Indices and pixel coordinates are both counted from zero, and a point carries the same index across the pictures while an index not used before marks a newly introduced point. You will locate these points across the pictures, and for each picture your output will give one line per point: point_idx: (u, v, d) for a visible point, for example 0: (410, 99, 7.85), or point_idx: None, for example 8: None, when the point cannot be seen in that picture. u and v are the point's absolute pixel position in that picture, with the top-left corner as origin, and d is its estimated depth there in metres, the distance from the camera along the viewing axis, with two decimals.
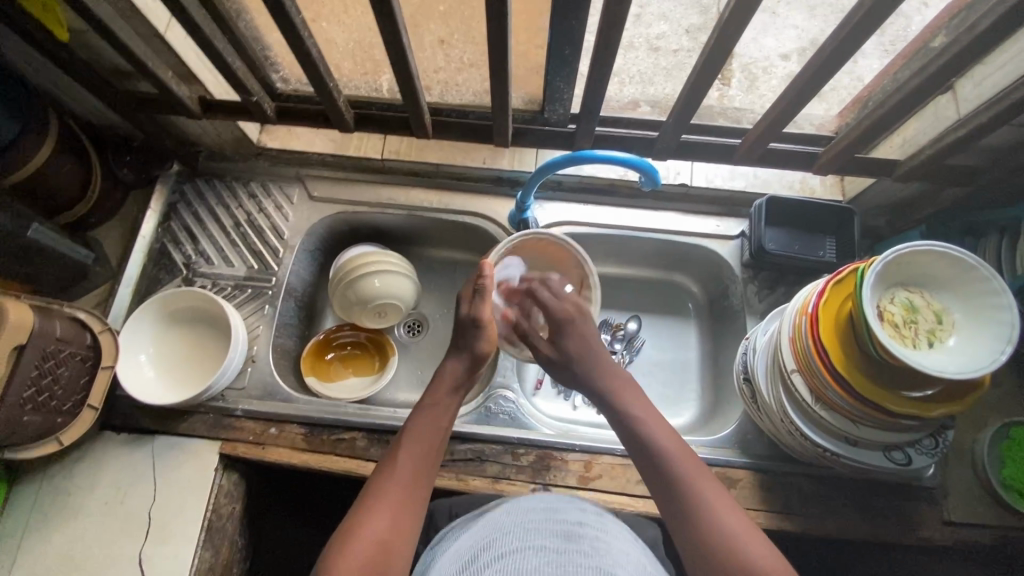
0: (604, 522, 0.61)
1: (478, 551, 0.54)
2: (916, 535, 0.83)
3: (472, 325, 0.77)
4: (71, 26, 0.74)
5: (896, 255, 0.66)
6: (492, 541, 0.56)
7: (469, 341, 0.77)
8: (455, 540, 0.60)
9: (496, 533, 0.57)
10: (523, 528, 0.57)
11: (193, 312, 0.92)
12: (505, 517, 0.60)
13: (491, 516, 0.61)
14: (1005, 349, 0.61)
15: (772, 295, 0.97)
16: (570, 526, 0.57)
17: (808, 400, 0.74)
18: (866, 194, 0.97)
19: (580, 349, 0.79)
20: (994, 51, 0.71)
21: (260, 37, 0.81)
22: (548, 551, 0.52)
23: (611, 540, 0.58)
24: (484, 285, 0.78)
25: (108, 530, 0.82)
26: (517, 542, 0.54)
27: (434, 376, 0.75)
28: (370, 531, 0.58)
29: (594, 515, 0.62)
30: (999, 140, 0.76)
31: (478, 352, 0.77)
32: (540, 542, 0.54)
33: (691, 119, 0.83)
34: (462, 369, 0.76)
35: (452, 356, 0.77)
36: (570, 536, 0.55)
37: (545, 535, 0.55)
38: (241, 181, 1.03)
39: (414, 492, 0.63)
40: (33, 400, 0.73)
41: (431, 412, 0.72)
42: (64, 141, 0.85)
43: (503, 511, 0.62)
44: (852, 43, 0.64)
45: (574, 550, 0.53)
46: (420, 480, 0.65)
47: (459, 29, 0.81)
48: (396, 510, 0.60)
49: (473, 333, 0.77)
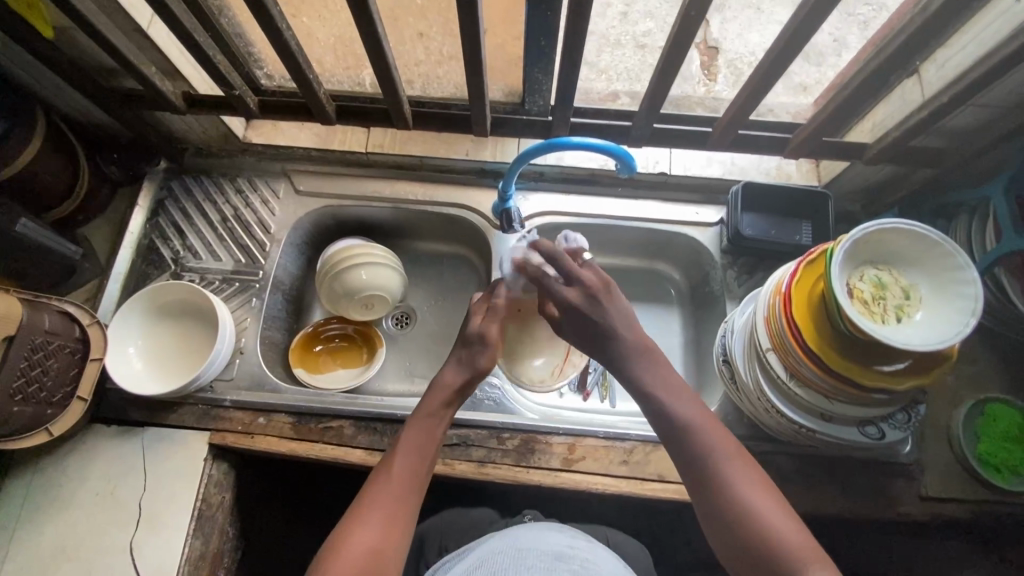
0: (590, 546, 0.68)
1: (475, 568, 0.61)
2: (893, 510, 0.85)
3: (479, 339, 0.74)
4: (56, 22, 0.75)
5: (861, 233, 0.68)
6: (487, 560, 0.62)
7: (472, 357, 0.74)
8: (454, 563, 0.66)
9: (492, 553, 0.63)
10: (517, 548, 0.63)
11: (182, 305, 0.93)
12: (500, 542, 0.66)
13: (489, 541, 0.67)
14: (970, 321, 0.63)
15: (752, 279, 0.99)
16: (561, 548, 0.63)
17: (783, 377, 0.76)
18: (840, 179, 0.99)
19: (605, 330, 0.69)
20: (955, 34, 0.73)
21: (243, 33, 0.83)
22: (540, 568, 0.58)
23: (598, 560, 0.64)
24: (499, 305, 0.77)
25: (99, 521, 0.83)
26: (510, 560, 0.60)
27: (431, 384, 0.73)
28: (362, 544, 0.59)
29: (584, 541, 0.68)
30: (964, 122, 0.78)
31: (479, 368, 0.72)
32: (533, 561, 0.60)
33: (663, 107, 0.84)
34: (460, 379, 0.73)
35: (451, 366, 0.74)
36: (561, 556, 0.62)
37: (538, 555, 0.61)
38: (228, 177, 1.04)
39: (406, 502, 0.64)
40: (23, 391, 0.74)
41: (426, 421, 0.70)
42: (50, 137, 0.87)
43: (499, 536, 0.68)
44: (812, 24, 0.66)
45: (563, 568, 0.59)
46: (412, 488, 0.65)
47: (437, 20, 0.85)
48: (387, 520, 0.62)
49: (479, 347, 0.74)
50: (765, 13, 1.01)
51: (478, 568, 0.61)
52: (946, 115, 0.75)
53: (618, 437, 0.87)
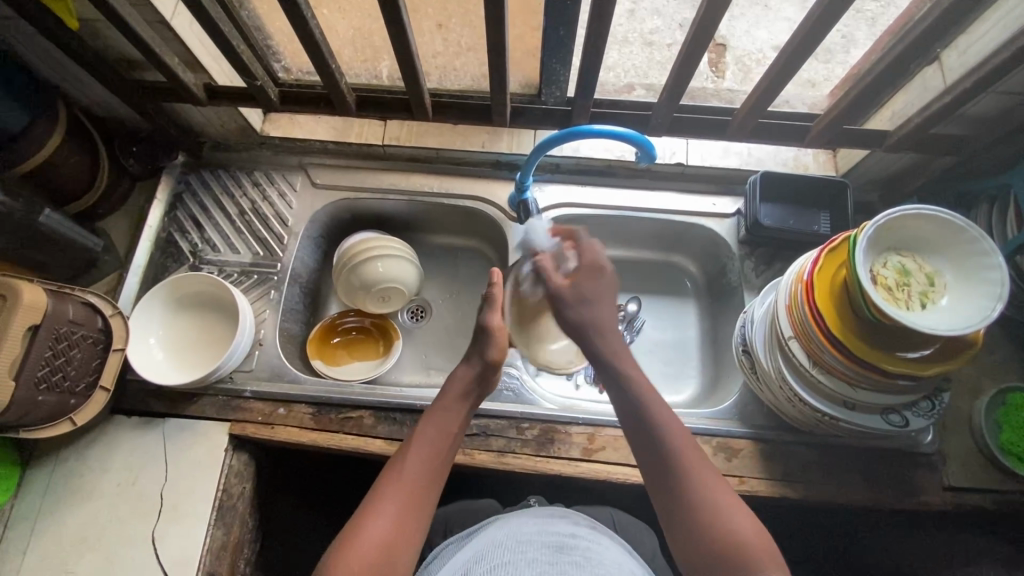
0: (590, 534, 0.67)
1: (475, 562, 0.59)
2: (916, 499, 0.85)
3: (484, 332, 0.79)
4: (82, 14, 0.76)
5: (886, 219, 0.67)
6: (487, 553, 0.60)
7: (480, 349, 0.78)
8: (454, 556, 0.65)
9: (491, 546, 0.62)
10: (517, 540, 0.62)
11: (201, 297, 0.93)
12: (499, 532, 0.65)
13: (487, 531, 0.67)
14: (996, 306, 0.63)
15: (769, 271, 0.99)
16: (562, 538, 0.62)
17: (806, 365, 0.75)
18: (858, 169, 0.98)
19: (590, 292, 0.81)
20: (977, 20, 0.73)
21: (262, 26, 0.83)
22: (542, 561, 0.57)
23: (600, 550, 0.63)
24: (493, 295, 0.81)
25: (120, 511, 0.83)
26: (510, 554, 0.59)
27: (446, 382, 0.76)
28: (375, 532, 0.59)
29: (584, 529, 0.67)
30: (986, 108, 0.78)
31: (489, 358, 0.77)
32: (533, 553, 0.59)
33: (682, 98, 0.84)
34: (474, 374, 0.77)
35: (464, 362, 0.78)
36: (563, 547, 0.60)
37: (538, 547, 0.60)
38: (245, 170, 1.05)
39: (421, 493, 0.64)
40: (47, 380, 0.74)
41: (441, 414, 0.73)
42: (71, 129, 0.88)
43: (497, 526, 0.67)
44: (835, 12, 0.66)
45: (566, 560, 0.58)
46: (428, 479, 0.66)
47: (456, 12, 0.84)
48: (401, 510, 0.61)
49: (483, 339, 0.79)
50: (772, 10, 0.99)
51: (477, 562, 0.60)
52: (968, 102, 0.75)
53: None
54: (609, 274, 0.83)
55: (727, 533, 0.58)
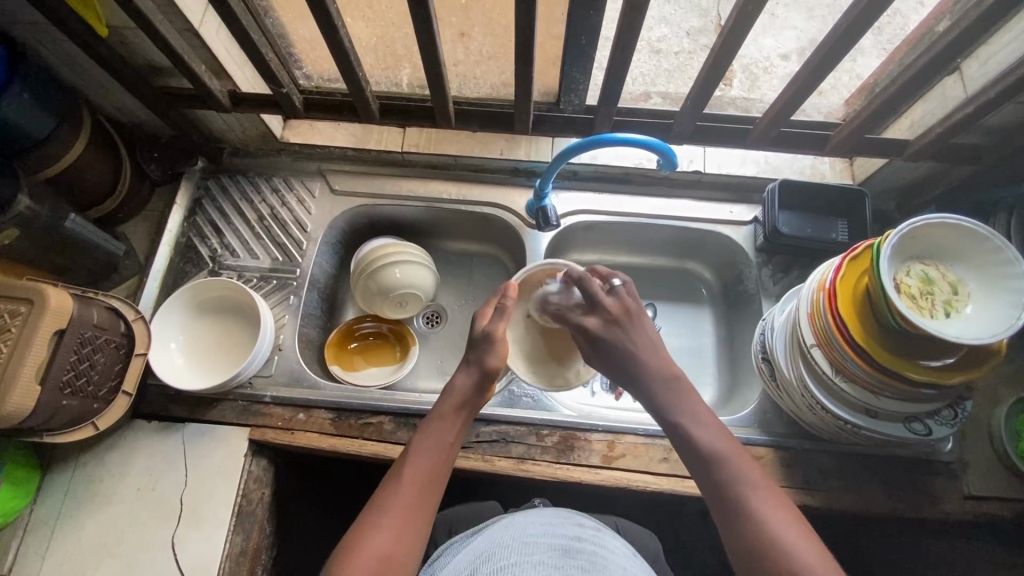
0: (598, 535, 0.65)
1: (482, 564, 0.58)
2: (937, 508, 0.85)
3: (484, 338, 0.75)
4: (112, 21, 0.76)
5: (909, 228, 0.67)
6: (494, 554, 0.59)
7: (480, 356, 0.74)
8: (458, 554, 0.64)
9: (498, 547, 0.61)
10: (522, 542, 0.60)
11: (221, 302, 0.94)
12: (504, 532, 0.64)
13: (492, 531, 0.65)
14: (1021, 315, 0.63)
15: (786, 278, 0.99)
16: (567, 541, 0.61)
17: (828, 373, 0.75)
18: (876, 177, 0.99)
19: (614, 365, 0.71)
20: (999, 31, 0.74)
21: (285, 33, 0.84)
22: (547, 565, 0.56)
23: (606, 553, 0.62)
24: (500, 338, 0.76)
25: (140, 517, 0.83)
26: (517, 555, 0.58)
27: (444, 392, 0.73)
28: (371, 547, 0.57)
29: (590, 530, 0.66)
30: (1005, 119, 0.78)
31: (486, 366, 0.73)
32: (540, 555, 0.57)
33: (705, 107, 0.85)
34: (472, 382, 0.73)
35: (462, 370, 0.75)
36: (568, 550, 0.59)
37: (544, 549, 0.59)
38: (265, 176, 1.06)
39: (418, 506, 0.61)
40: (72, 385, 0.74)
41: (436, 425, 0.69)
42: (95, 134, 0.88)
43: (502, 526, 0.66)
44: (862, 24, 0.67)
45: (572, 564, 0.56)
46: (427, 492, 0.63)
47: (479, 22, 0.83)
48: (397, 527, 0.59)
49: (486, 346, 0.75)
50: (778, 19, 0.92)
51: (484, 563, 0.58)
52: (989, 112, 0.75)
53: (658, 435, 0.87)
54: (625, 320, 0.71)
55: (770, 542, 0.53)
